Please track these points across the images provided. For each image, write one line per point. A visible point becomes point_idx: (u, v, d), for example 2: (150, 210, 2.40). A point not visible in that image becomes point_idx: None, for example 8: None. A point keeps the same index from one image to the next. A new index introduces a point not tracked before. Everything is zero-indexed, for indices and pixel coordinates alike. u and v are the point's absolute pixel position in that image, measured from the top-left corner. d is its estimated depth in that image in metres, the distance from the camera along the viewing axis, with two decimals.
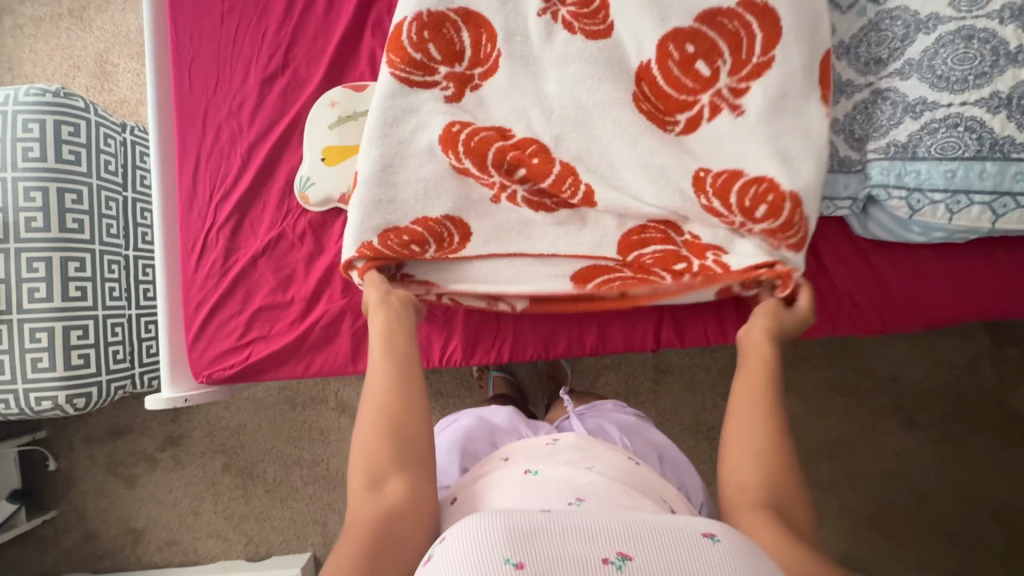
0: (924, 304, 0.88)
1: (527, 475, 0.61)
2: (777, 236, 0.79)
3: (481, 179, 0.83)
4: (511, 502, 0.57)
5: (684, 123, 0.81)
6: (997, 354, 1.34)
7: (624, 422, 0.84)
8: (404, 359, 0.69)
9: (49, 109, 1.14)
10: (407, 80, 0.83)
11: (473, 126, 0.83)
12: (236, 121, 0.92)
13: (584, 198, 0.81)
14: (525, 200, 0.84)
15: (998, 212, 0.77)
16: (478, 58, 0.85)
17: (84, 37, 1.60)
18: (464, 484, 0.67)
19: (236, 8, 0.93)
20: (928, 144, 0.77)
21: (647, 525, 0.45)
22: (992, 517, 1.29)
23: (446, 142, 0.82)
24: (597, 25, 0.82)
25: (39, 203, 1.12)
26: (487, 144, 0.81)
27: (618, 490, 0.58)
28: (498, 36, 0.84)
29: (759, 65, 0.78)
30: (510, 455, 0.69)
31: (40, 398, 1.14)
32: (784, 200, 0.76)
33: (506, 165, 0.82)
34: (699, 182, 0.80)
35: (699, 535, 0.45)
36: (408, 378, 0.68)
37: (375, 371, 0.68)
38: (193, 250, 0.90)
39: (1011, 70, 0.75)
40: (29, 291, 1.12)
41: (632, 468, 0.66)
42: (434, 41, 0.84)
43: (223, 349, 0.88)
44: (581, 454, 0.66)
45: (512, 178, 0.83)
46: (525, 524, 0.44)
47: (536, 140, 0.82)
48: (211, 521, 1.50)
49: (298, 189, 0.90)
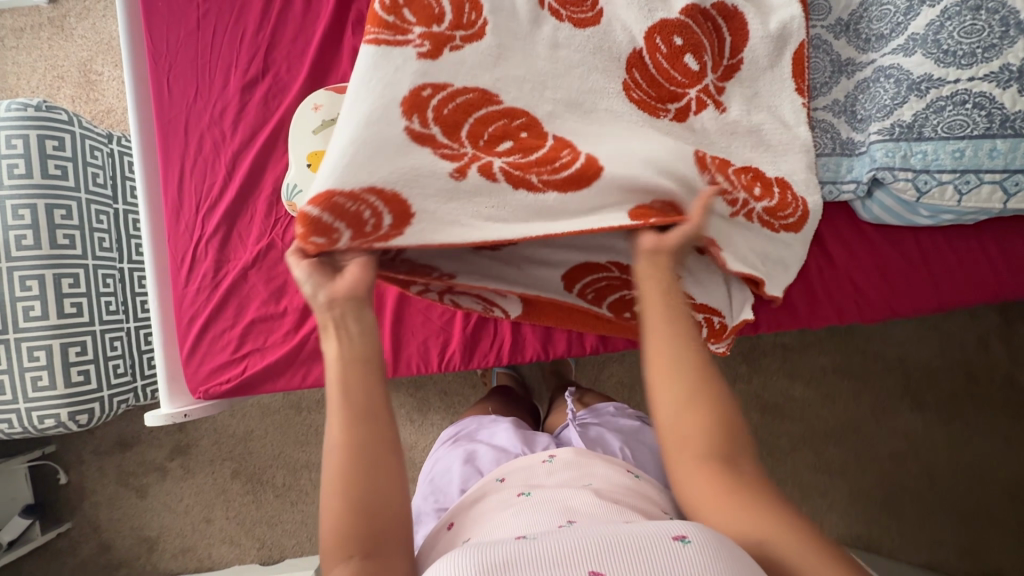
0: (933, 288, 0.85)
1: (520, 498, 0.61)
2: (777, 216, 0.79)
3: (447, 148, 0.68)
4: (503, 526, 0.56)
5: (675, 111, 0.78)
6: (1007, 331, 1.31)
7: (624, 428, 0.83)
8: (365, 399, 0.56)
9: (31, 123, 1.12)
10: (377, 39, 0.67)
11: (449, 89, 0.69)
12: (219, 129, 0.90)
13: (585, 166, 0.70)
14: (504, 171, 0.69)
15: (1010, 191, 0.75)
16: (461, 21, 0.72)
17: (67, 46, 1.58)
18: (462, 508, 0.66)
19: (212, 13, 0.91)
20: (934, 124, 0.74)
21: (616, 537, 0.45)
22: (1003, 494, 1.27)
23: (411, 103, 0.66)
24: (583, 12, 0.78)
25: (28, 220, 1.11)
26: (468, 111, 0.70)
27: (609, 509, 0.57)
28: (484, 4, 0.74)
29: (729, 66, 0.81)
30: (505, 475, 0.68)
31: (42, 417, 1.14)
32: (773, 184, 0.79)
33: (479, 142, 0.70)
34: (702, 161, 0.76)
35: (668, 540, 0.44)
36: (374, 423, 0.56)
37: (332, 421, 0.55)
38: (182, 264, 0.88)
39: (1022, 41, 0.72)
40: (24, 309, 1.11)
41: (630, 483, 0.65)
42: (410, 4, 0.69)
43: (219, 363, 0.87)
44: (577, 472, 0.66)
45: (492, 151, 0.70)
46: (496, 550, 0.44)
47: (527, 112, 0.72)
48: (223, 527, 1.51)
49: (286, 198, 0.87)
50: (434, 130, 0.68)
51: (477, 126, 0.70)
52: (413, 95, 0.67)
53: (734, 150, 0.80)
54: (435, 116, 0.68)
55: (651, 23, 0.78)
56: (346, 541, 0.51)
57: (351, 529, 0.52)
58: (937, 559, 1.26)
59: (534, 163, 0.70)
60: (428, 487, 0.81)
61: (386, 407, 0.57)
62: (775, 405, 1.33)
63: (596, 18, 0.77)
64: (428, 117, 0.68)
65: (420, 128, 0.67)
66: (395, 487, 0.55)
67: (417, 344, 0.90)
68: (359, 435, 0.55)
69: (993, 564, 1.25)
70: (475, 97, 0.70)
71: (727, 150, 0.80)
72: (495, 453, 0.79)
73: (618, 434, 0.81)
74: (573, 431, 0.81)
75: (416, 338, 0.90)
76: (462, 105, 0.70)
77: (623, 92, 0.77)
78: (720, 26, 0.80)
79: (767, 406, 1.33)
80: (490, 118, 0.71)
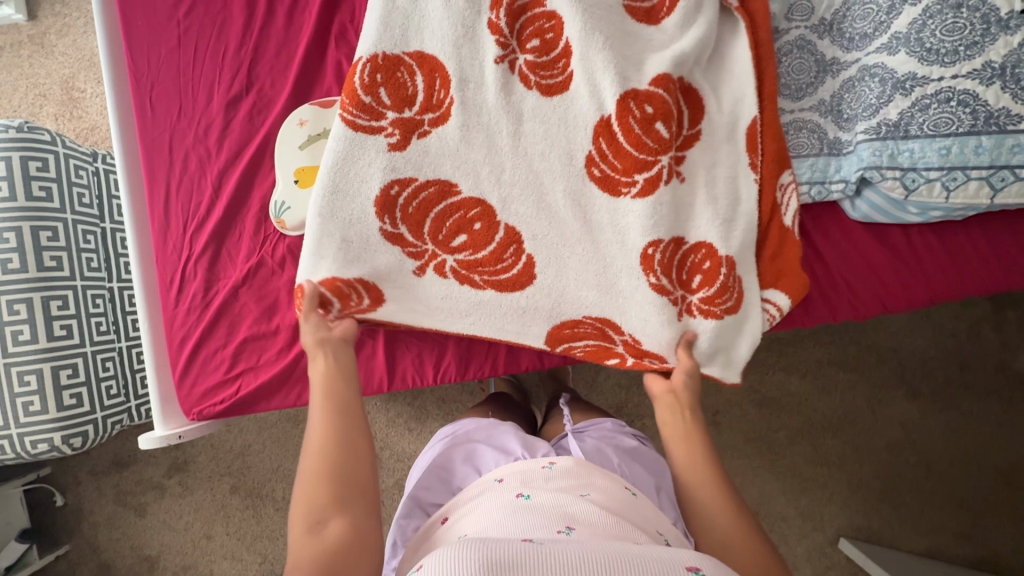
0: (924, 284, 0.86)
1: (518, 500, 0.62)
2: (715, 304, 0.80)
3: (412, 247, 0.81)
4: (501, 526, 0.57)
5: (641, 184, 0.77)
6: (998, 318, 1.32)
7: (622, 446, 0.82)
8: (340, 395, 0.69)
9: (14, 145, 1.10)
10: (354, 123, 0.78)
11: (414, 184, 0.80)
12: (203, 147, 0.89)
13: (522, 269, 0.81)
14: (452, 269, 0.82)
15: (997, 187, 0.75)
16: (431, 102, 0.79)
17: (48, 64, 1.56)
18: (456, 505, 0.68)
19: (193, 29, 0.90)
20: (920, 122, 0.75)
21: (629, 560, 0.46)
22: (999, 479, 1.28)
23: (382, 206, 0.79)
24: (554, 77, 0.79)
25: (13, 243, 1.09)
26: (428, 207, 0.80)
27: (609, 518, 0.58)
28: (453, 82, 0.79)
29: (689, 136, 0.80)
30: (503, 477, 0.68)
31: (35, 441, 1.12)
32: (721, 274, 0.79)
33: (439, 237, 0.81)
34: (648, 261, 0.78)
35: (682, 571, 0.45)
36: (349, 412, 0.67)
37: (315, 411, 0.67)
38: (171, 284, 0.87)
39: (1003, 38, 0.73)
40: (13, 333, 1.10)
41: (628, 498, 0.65)
42: (386, 83, 0.79)
43: (213, 383, 0.86)
44: (575, 480, 0.66)
45: (447, 246, 0.81)
46: (506, 558, 0.45)
47: (482, 201, 0.80)
48: (224, 543, 1.49)
49: (274, 215, 0.87)
50: (402, 230, 0.81)
51: (437, 224, 0.81)
52: (386, 198, 0.79)
53: (719, 155, 0.81)
54: (402, 219, 0.80)
55: (626, 88, 0.77)
56: (316, 508, 0.58)
57: (324, 494, 0.59)
58: (937, 547, 1.27)
59: (474, 266, 0.81)
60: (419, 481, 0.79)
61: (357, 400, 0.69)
62: (772, 400, 1.33)
63: (565, 82, 0.79)
64: (395, 221, 0.80)
65: (391, 230, 0.80)
66: (362, 459, 0.63)
67: (411, 357, 0.89)
68: (335, 422, 0.66)
69: (991, 548, 1.26)
70: (439, 191, 0.80)
71: (714, 155, 0.80)
72: (495, 455, 0.78)
73: (616, 450, 0.81)
74: (571, 439, 0.81)
75: (411, 350, 0.89)
76: (427, 205, 0.80)
77: (585, 168, 0.78)
78: (687, 91, 0.80)
79: (764, 401, 1.33)
80: (448, 212, 0.80)
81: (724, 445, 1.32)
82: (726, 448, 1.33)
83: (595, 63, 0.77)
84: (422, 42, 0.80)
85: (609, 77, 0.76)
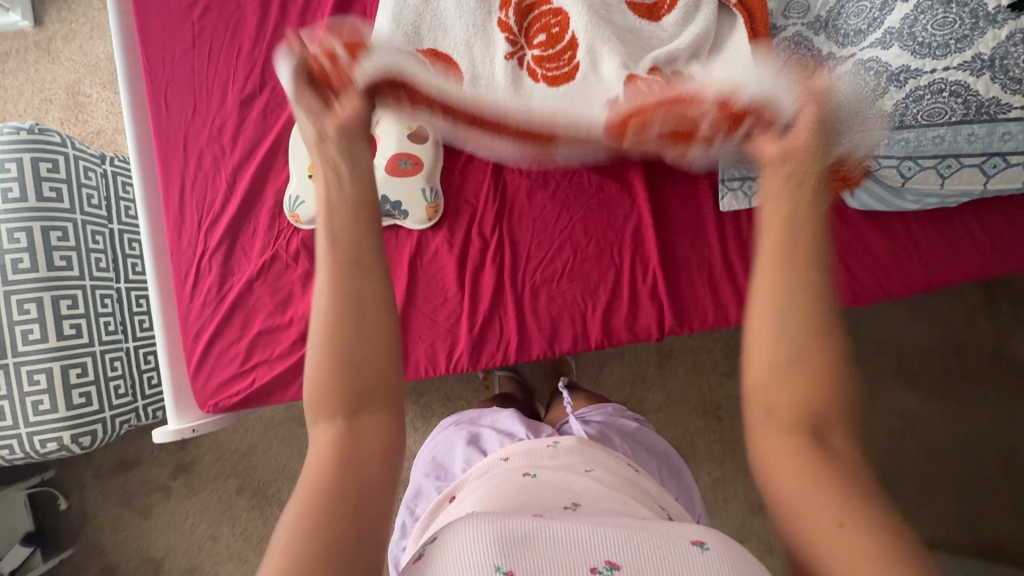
0: (922, 270, 0.89)
1: (525, 478, 0.63)
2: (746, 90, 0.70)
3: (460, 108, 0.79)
4: (509, 501, 0.58)
5: None
6: (992, 308, 1.35)
7: (624, 428, 0.84)
8: (356, 261, 0.51)
9: (24, 147, 1.11)
10: None
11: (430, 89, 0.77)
12: (218, 145, 0.91)
13: None
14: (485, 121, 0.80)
15: (990, 173, 0.80)
16: None
17: (54, 69, 1.57)
18: (462, 482, 0.70)
19: (207, 31, 0.92)
20: (914, 112, 0.77)
21: (634, 535, 0.47)
22: (997, 466, 1.31)
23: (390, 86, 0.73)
24: (561, 68, 0.82)
25: (24, 243, 1.10)
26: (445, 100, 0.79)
27: (613, 496, 0.59)
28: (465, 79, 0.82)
29: None
30: (509, 456, 0.70)
31: (44, 440, 1.13)
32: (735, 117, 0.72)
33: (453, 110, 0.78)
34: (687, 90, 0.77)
35: (687, 544, 0.46)
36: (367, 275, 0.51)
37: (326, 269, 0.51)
38: (187, 279, 0.89)
39: (992, 31, 0.75)
40: (23, 333, 1.11)
41: (630, 473, 0.68)
42: None
43: (227, 376, 0.87)
44: (580, 458, 0.68)
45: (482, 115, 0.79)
46: (515, 532, 0.46)
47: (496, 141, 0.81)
48: (230, 544, 1.49)
49: (288, 209, 0.89)
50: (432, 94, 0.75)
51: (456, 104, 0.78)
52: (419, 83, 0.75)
53: None
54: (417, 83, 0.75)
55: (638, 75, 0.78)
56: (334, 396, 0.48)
57: (335, 388, 0.49)
58: (940, 535, 1.29)
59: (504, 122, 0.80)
60: (429, 465, 0.82)
61: (377, 271, 0.51)
62: None
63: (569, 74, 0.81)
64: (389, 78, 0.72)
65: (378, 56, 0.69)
66: (381, 345, 0.49)
67: (424, 347, 0.91)
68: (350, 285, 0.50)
69: (994, 535, 1.28)
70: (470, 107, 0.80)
71: None
72: (499, 436, 0.79)
73: (618, 433, 0.82)
74: (574, 423, 0.82)
75: (423, 339, 0.91)
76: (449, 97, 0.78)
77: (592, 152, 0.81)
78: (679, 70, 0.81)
79: None
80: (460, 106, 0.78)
81: (727, 438, 1.34)
82: (728, 441, 1.34)
83: (601, 59, 0.79)
84: (434, 41, 0.83)
85: (614, 62, 0.78)
